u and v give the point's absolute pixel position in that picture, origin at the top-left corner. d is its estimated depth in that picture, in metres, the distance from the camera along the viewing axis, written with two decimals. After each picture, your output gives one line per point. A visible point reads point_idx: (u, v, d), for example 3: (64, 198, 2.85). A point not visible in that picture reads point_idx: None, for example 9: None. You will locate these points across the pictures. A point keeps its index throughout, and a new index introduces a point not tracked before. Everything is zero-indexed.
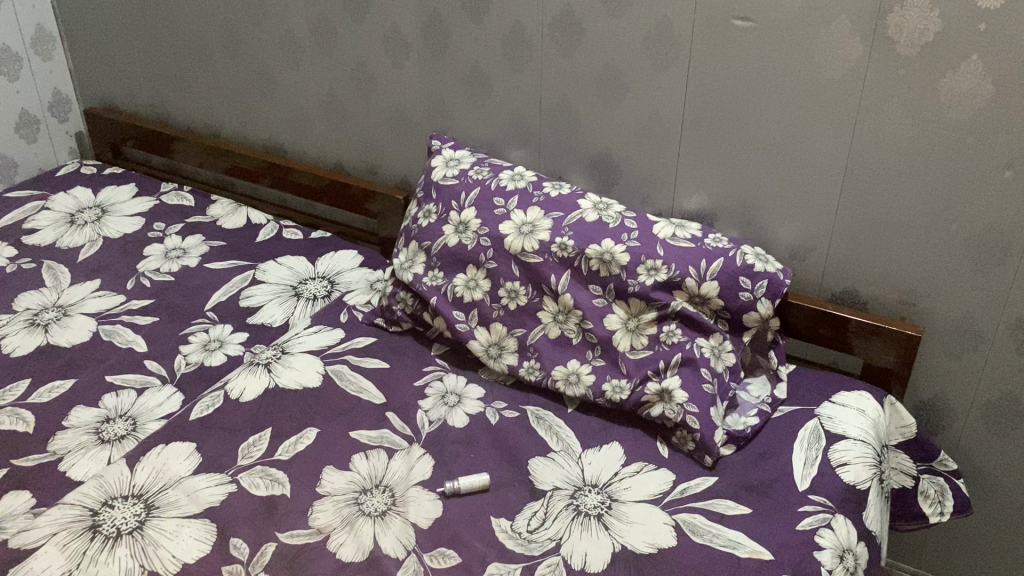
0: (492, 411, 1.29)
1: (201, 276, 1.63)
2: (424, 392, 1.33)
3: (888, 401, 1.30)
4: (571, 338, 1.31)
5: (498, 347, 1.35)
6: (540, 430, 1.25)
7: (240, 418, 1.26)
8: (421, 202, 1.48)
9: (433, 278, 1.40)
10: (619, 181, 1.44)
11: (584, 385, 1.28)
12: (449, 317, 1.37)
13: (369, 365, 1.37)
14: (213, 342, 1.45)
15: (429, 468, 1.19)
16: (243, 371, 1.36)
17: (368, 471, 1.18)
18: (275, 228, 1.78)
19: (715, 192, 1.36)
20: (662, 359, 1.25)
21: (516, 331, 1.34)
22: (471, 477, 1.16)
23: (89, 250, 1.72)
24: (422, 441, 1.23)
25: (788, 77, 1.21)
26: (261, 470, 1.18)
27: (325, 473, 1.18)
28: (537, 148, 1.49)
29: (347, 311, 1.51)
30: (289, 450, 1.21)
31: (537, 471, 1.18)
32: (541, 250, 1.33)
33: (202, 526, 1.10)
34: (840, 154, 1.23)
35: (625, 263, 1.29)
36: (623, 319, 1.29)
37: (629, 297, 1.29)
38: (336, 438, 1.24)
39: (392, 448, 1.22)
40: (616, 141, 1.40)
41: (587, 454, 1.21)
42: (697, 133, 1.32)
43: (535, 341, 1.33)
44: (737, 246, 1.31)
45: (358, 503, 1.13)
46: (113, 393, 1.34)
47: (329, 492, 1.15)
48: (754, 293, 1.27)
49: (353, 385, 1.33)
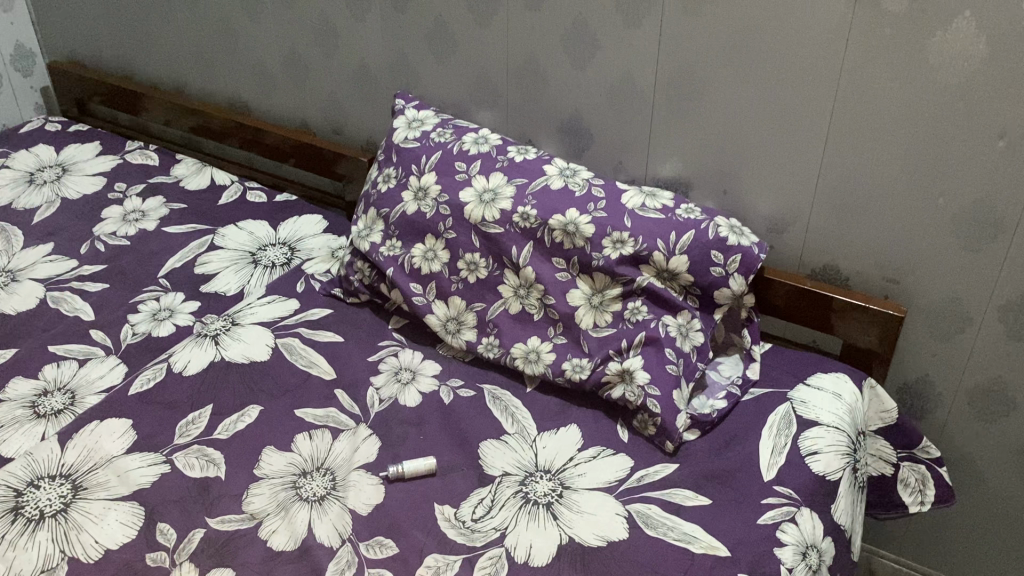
0: (446, 389, 1.22)
1: (158, 240, 1.56)
2: (377, 367, 1.26)
3: (868, 384, 1.22)
4: (532, 314, 1.24)
5: (456, 322, 1.28)
6: (495, 411, 1.19)
7: (181, 394, 1.21)
8: (381, 166, 1.40)
9: (391, 248, 1.33)
10: (590, 145, 1.35)
11: (544, 365, 1.21)
12: (406, 290, 1.30)
13: (321, 339, 1.31)
14: (163, 311, 1.39)
15: (374, 449, 1.13)
16: (190, 343, 1.30)
17: (310, 452, 1.12)
18: (240, 190, 1.71)
19: (690, 159, 1.27)
20: (625, 338, 1.17)
21: (475, 305, 1.27)
22: (417, 461, 1.10)
23: (45, 212, 1.65)
24: (370, 421, 1.17)
25: (766, 34, 1.11)
26: (198, 449, 1.12)
27: (264, 454, 1.12)
28: (504, 110, 1.40)
29: (305, 280, 1.44)
30: (229, 429, 1.15)
31: (487, 455, 1.11)
32: (502, 220, 1.25)
33: (129, 509, 1.04)
34: (821, 120, 1.14)
35: (590, 235, 1.21)
36: (586, 295, 1.22)
37: (593, 271, 1.21)
38: (280, 417, 1.18)
39: (337, 428, 1.16)
40: (586, 103, 1.31)
41: (543, 437, 1.14)
42: (670, 95, 1.23)
43: (494, 317, 1.26)
44: (711, 218, 1.23)
45: (296, 487, 1.07)
46: (54, 364, 1.28)
47: (266, 475, 1.09)
48: (726, 269, 1.19)
49: (303, 360, 1.27)
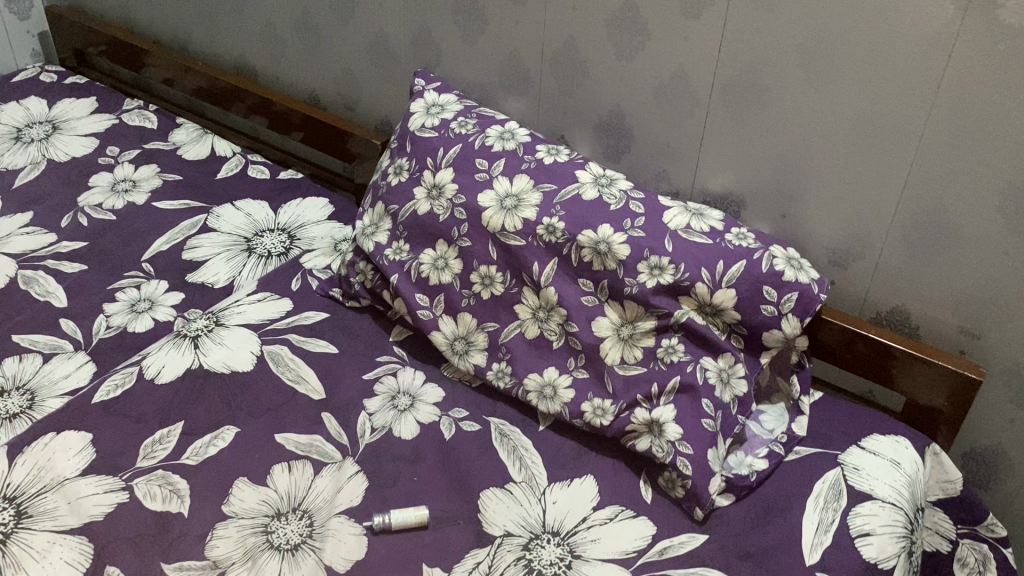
0: (448, 422, 1.08)
1: (146, 217, 1.42)
2: (372, 388, 1.12)
3: (931, 450, 1.06)
4: (551, 341, 1.09)
5: (465, 342, 1.13)
6: (501, 452, 1.04)
7: (149, 405, 1.07)
8: (393, 154, 1.24)
9: (397, 251, 1.17)
10: (630, 149, 1.18)
11: (561, 402, 1.06)
12: (410, 301, 1.15)
13: (312, 349, 1.16)
14: (142, 302, 1.25)
15: (360, 490, 0.99)
16: (166, 344, 1.16)
17: (287, 489, 0.99)
18: (241, 163, 1.56)
19: (745, 174, 1.10)
20: (656, 381, 1.02)
21: (487, 325, 1.12)
22: (407, 511, 0.96)
23: (29, 174, 1.51)
24: (358, 455, 1.03)
25: (851, 38, 0.93)
26: (162, 475, 0.99)
27: (235, 488, 0.98)
28: (536, 99, 1.23)
29: (301, 276, 1.29)
30: (199, 453, 1.02)
31: (489, 508, 0.97)
32: (524, 230, 1.09)
33: (76, 547, 0.91)
34: (907, 144, 0.96)
35: (624, 257, 1.05)
36: (614, 325, 1.06)
37: (625, 299, 1.05)
38: (257, 442, 1.04)
39: (320, 461, 1.02)
40: (630, 100, 1.14)
41: (554, 489, 1.00)
42: (728, 100, 1.06)
43: (508, 340, 1.10)
44: (765, 246, 1.06)
45: (267, 532, 0.94)
46: (15, 357, 1.15)
47: (236, 514, 0.96)
48: (779, 308, 1.03)
49: (290, 374, 1.13)
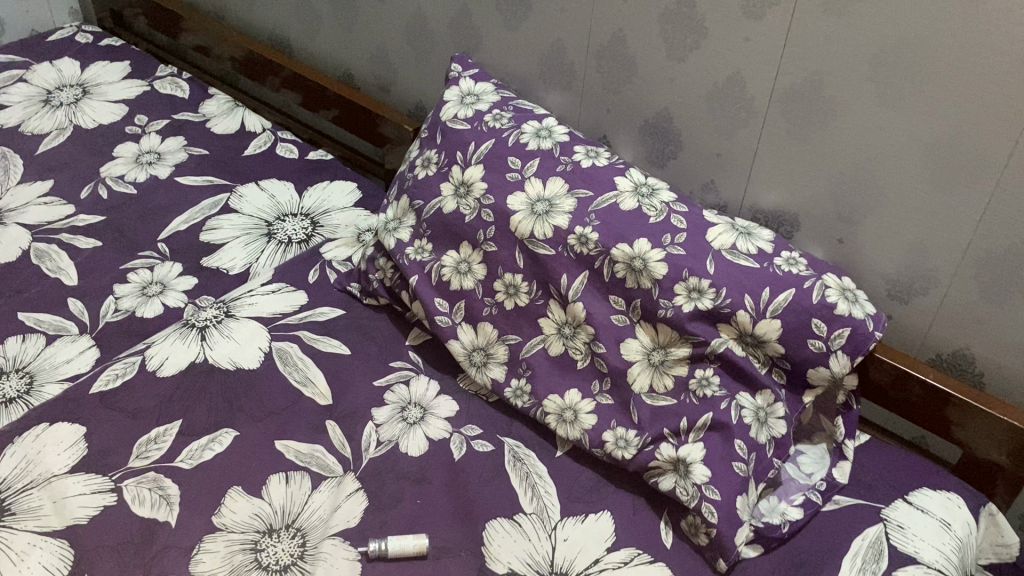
0: (459, 440, 1.01)
1: (168, 192, 1.37)
2: (382, 397, 1.05)
3: (985, 510, 0.97)
4: (575, 361, 1.00)
5: (484, 353, 1.05)
6: (513, 478, 0.97)
7: (148, 401, 1.02)
8: (423, 144, 1.17)
9: (419, 250, 1.09)
10: (677, 155, 1.09)
11: (582, 429, 0.98)
12: (429, 305, 1.07)
13: (323, 349, 1.10)
14: (153, 285, 1.20)
15: (358, 511, 0.93)
16: (172, 334, 1.10)
17: (282, 503, 0.93)
18: (270, 140, 1.50)
19: (802, 192, 1.00)
20: (686, 416, 0.93)
21: (508, 338, 1.04)
22: (404, 539, 0.89)
23: (54, 140, 1.47)
24: (360, 471, 0.97)
25: (935, 52, 0.82)
26: (153, 478, 0.94)
27: (228, 497, 0.93)
28: (579, 95, 1.15)
29: (320, 267, 1.23)
30: (195, 457, 0.96)
31: (493, 541, 0.90)
32: (554, 239, 1.01)
33: (56, 551, 0.86)
34: (988, 175, 0.85)
35: (660, 276, 0.96)
36: (644, 349, 0.97)
37: (658, 322, 0.97)
38: (256, 448, 0.98)
39: (319, 475, 0.96)
40: (680, 103, 1.04)
41: (566, 524, 0.92)
42: (789, 111, 0.95)
43: (529, 356, 1.02)
44: (817, 275, 0.96)
45: (256, 550, 0.88)
46: (19, 337, 1.11)
47: (226, 527, 0.90)
48: (827, 343, 0.93)
49: (297, 376, 1.07)
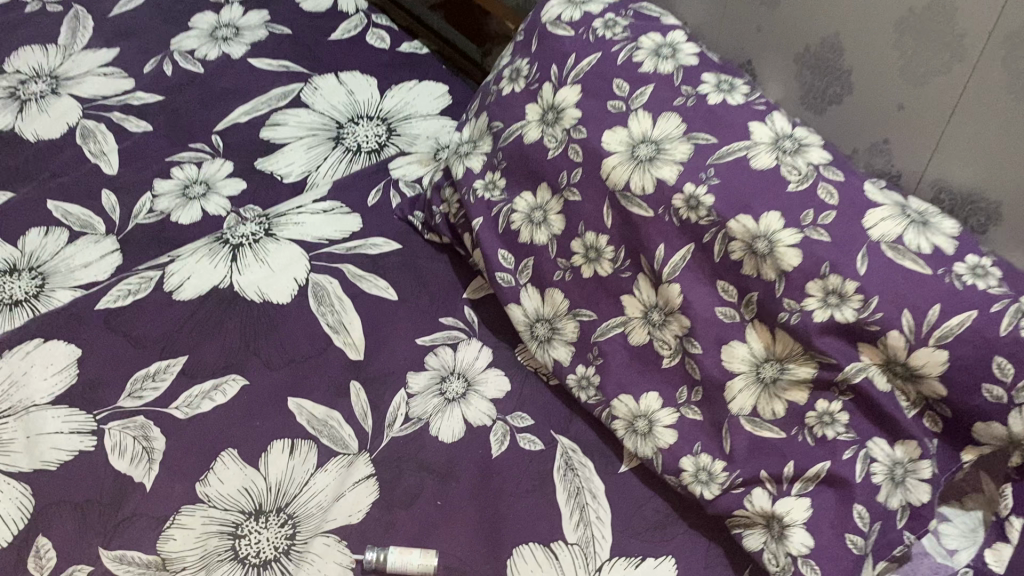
0: (502, 430, 0.82)
1: (237, 76, 1.19)
2: (422, 361, 0.87)
3: None
4: (661, 357, 0.78)
5: (548, 327, 0.84)
6: (559, 492, 0.78)
7: (155, 328, 0.87)
8: (517, 51, 0.92)
9: (489, 187, 0.88)
10: (843, 101, 0.82)
11: (654, 447, 0.77)
12: (491, 257, 0.87)
13: (367, 290, 0.92)
14: (196, 185, 1.04)
15: (366, 503, 0.77)
16: (201, 250, 0.94)
17: (278, 479, 0.78)
18: (361, 23, 1.28)
19: (1011, 174, 0.71)
20: (793, 460, 0.71)
21: (580, 313, 0.82)
22: (409, 556, 0.73)
23: (129, 3, 1.30)
24: (377, 452, 0.80)
25: None
26: (141, 425, 0.80)
27: (218, 462, 0.78)
28: (727, 4, 0.88)
29: (383, 186, 1.03)
30: (192, 405, 0.82)
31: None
32: (655, 197, 0.77)
33: (15, 499, 0.75)
34: None
35: (790, 267, 0.71)
36: (752, 360, 0.74)
37: (777, 327, 0.73)
38: (262, 403, 0.83)
39: (329, 449, 0.80)
40: (857, 29, 0.76)
41: (613, 567, 0.73)
42: (1012, 60, 0.66)
43: (603, 341, 0.81)
44: (1016, 295, 0.66)
45: (235, 535, 0.74)
46: (41, 228, 0.98)
47: (208, 499, 0.76)
48: (1010, 395, 0.64)
49: (331, 319, 0.89)
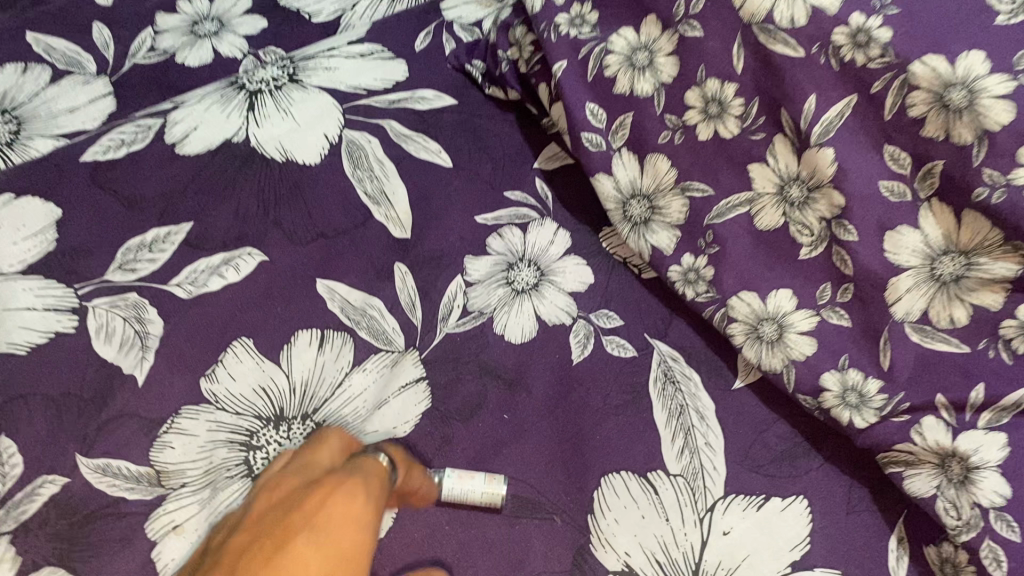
0: (585, 329, 0.65)
1: None
2: (484, 240, 0.69)
3: None
4: (797, 244, 0.60)
5: (645, 203, 0.66)
6: (657, 408, 0.62)
7: (152, 187, 0.70)
8: None
9: (576, 21, 0.66)
10: None
11: (785, 358, 0.60)
12: (576, 113, 0.67)
13: (415, 153, 0.73)
14: (207, 22, 0.85)
15: (412, 414, 0.62)
16: (209, 96, 0.74)
17: (304, 379, 0.63)
18: None
19: None
20: (983, 382, 0.52)
21: (691, 187, 0.63)
22: (470, 481, 0.59)
23: None
24: (428, 350, 0.64)
25: None
26: (134, 304, 0.64)
27: (229, 354, 0.63)
28: None
29: (434, 28, 0.79)
30: (197, 283, 0.65)
31: (608, 513, 0.58)
32: (809, 32, 0.53)
33: None
34: None
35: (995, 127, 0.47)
36: (925, 252, 0.53)
37: (964, 208, 0.51)
38: (283, 285, 0.66)
39: (367, 345, 0.64)
40: None
41: (728, 508, 0.58)
42: None
43: (718, 224, 0.62)
44: None
45: (248, 447, 0.60)
46: (19, 63, 0.79)
47: (216, 398, 0.61)
48: None
49: (370, 187, 0.71)
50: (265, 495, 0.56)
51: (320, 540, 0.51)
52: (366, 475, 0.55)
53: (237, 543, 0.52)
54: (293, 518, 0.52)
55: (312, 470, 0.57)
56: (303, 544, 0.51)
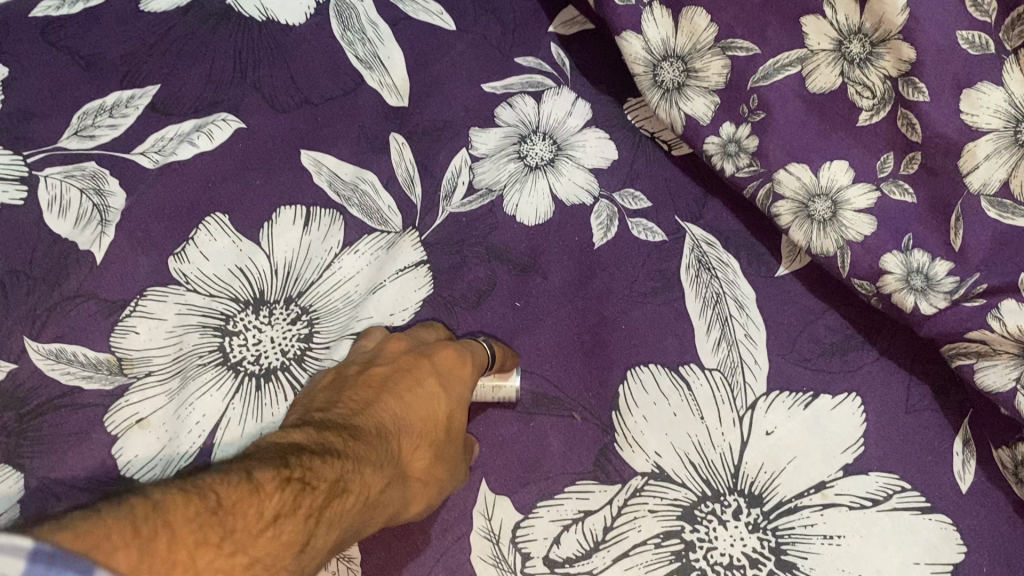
0: (607, 208, 0.57)
1: None
2: (493, 110, 0.60)
3: None
4: (858, 109, 0.50)
5: (680, 66, 0.56)
6: (690, 296, 0.55)
7: (112, 45, 0.60)
8: None
9: None
10: None
11: (839, 239, 0.52)
12: None
13: (414, 15, 0.63)
14: None
15: (410, 302, 0.55)
16: None
17: (287, 261, 0.55)
18: None
19: None
20: None
21: (732, 46, 0.53)
22: (478, 389, 0.52)
23: None
24: (428, 233, 0.57)
25: None
26: (91, 174, 0.55)
27: (202, 232, 0.55)
28: None
29: None
30: (166, 151, 0.57)
31: (636, 410, 0.52)
32: None
33: None
34: None
35: None
36: (1009, 111, 0.44)
37: None
38: (263, 157, 0.58)
39: (359, 223, 0.56)
40: None
41: (771, 407, 0.52)
42: None
43: (764, 88, 0.53)
44: None
45: (223, 332, 0.52)
46: None
47: (187, 280, 0.53)
48: None
49: (362, 50, 0.61)
50: (386, 340, 0.49)
51: (452, 388, 0.47)
52: (482, 359, 0.49)
53: (377, 367, 0.47)
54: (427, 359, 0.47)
55: (422, 338, 0.51)
56: (442, 385, 0.47)
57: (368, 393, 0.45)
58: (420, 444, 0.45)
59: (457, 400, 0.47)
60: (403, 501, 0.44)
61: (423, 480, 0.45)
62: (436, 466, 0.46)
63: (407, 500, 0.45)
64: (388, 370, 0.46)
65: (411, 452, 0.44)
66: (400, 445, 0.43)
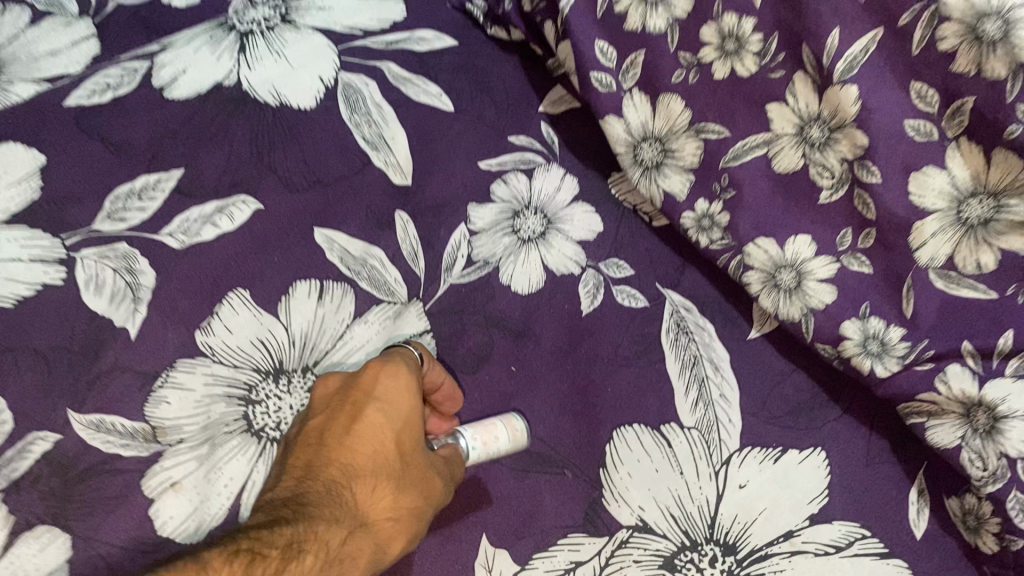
0: (594, 279, 0.63)
1: None
2: (490, 185, 0.65)
3: None
4: (818, 188, 0.55)
5: (660, 147, 0.62)
6: (671, 360, 0.60)
7: None
8: None
9: None
10: None
11: (804, 307, 0.57)
12: (585, 50, 0.61)
13: (414, 97, 0.67)
14: None
15: None
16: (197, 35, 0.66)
17: (303, 331, 0.61)
18: None
19: None
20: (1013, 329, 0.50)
21: (706, 129, 0.59)
22: (496, 445, 0.57)
23: None
24: (431, 302, 0.63)
25: None
26: (123, 255, 0.60)
27: (225, 306, 0.60)
28: None
29: None
30: (190, 232, 0.61)
31: (622, 468, 0.59)
32: None
33: None
34: None
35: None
36: (951, 193, 0.49)
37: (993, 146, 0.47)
38: (278, 235, 0.62)
39: (369, 297, 0.62)
40: None
41: (744, 462, 0.58)
42: None
43: (734, 166, 0.58)
44: None
45: (248, 401, 0.59)
46: None
47: (213, 351, 0.59)
48: None
49: (369, 132, 0.65)
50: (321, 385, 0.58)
51: (391, 412, 0.56)
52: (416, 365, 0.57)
53: (316, 418, 0.56)
54: (359, 393, 0.56)
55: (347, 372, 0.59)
56: (380, 416, 0.56)
57: (310, 452, 0.54)
58: (379, 483, 0.54)
59: (399, 425, 0.56)
60: (374, 540, 0.52)
61: (392, 515, 0.53)
62: (402, 498, 0.54)
63: (385, 538, 0.53)
64: (322, 421, 0.55)
65: (369, 492, 0.54)
66: (354, 491, 0.53)
